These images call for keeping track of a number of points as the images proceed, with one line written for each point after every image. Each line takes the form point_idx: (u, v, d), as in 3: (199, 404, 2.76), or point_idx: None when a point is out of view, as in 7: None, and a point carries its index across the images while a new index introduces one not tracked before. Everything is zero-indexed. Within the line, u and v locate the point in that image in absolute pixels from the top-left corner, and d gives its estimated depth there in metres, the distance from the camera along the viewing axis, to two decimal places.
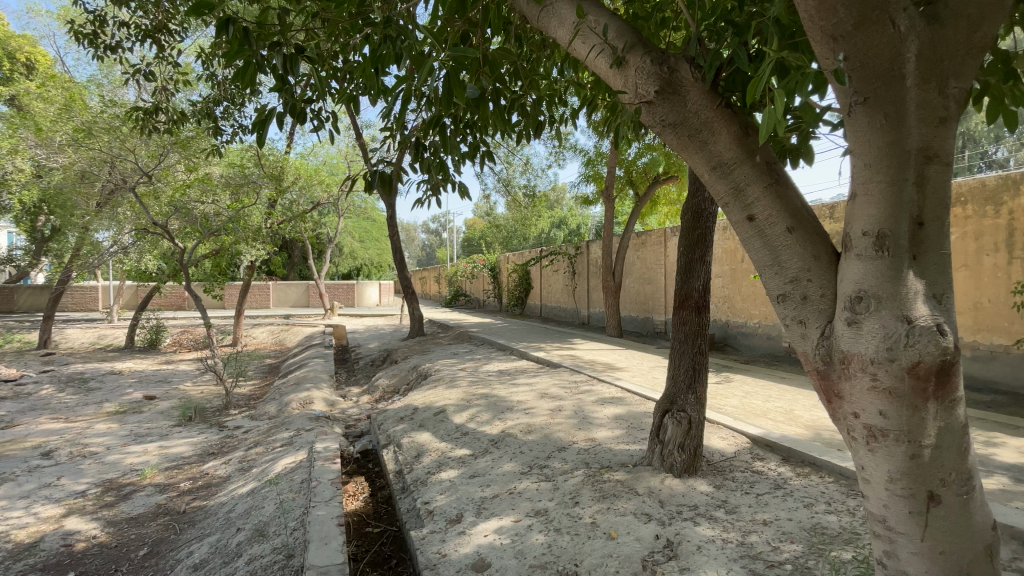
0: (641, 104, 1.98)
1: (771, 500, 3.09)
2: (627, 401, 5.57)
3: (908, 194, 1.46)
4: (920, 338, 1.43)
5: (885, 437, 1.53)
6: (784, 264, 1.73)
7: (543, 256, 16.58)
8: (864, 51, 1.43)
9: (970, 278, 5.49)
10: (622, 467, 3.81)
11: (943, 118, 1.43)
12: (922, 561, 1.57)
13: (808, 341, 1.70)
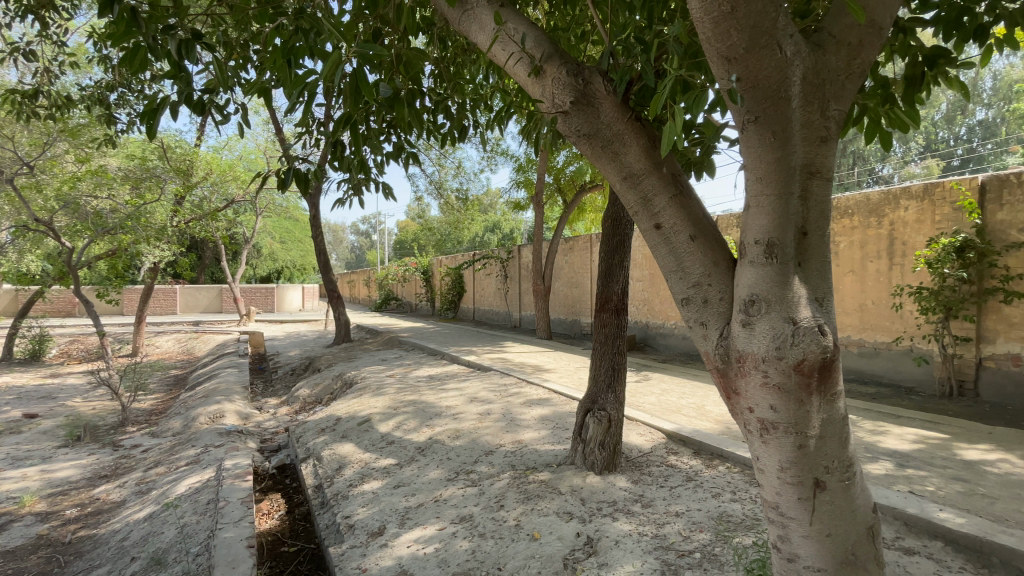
0: (558, 113, 2.04)
1: (683, 492, 3.27)
2: (554, 402, 5.67)
3: (794, 206, 1.61)
4: (804, 338, 1.57)
5: (776, 429, 1.67)
6: (687, 270, 1.86)
7: (475, 259, 16.54)
8: (755, 73, 1.53)
9: (856, 282, 6.14)
10: (547, 467, 3.88)
11: (823, 138, 1.59)
12: (810, 542, 1.72)
13: (709, 342, 1.83)
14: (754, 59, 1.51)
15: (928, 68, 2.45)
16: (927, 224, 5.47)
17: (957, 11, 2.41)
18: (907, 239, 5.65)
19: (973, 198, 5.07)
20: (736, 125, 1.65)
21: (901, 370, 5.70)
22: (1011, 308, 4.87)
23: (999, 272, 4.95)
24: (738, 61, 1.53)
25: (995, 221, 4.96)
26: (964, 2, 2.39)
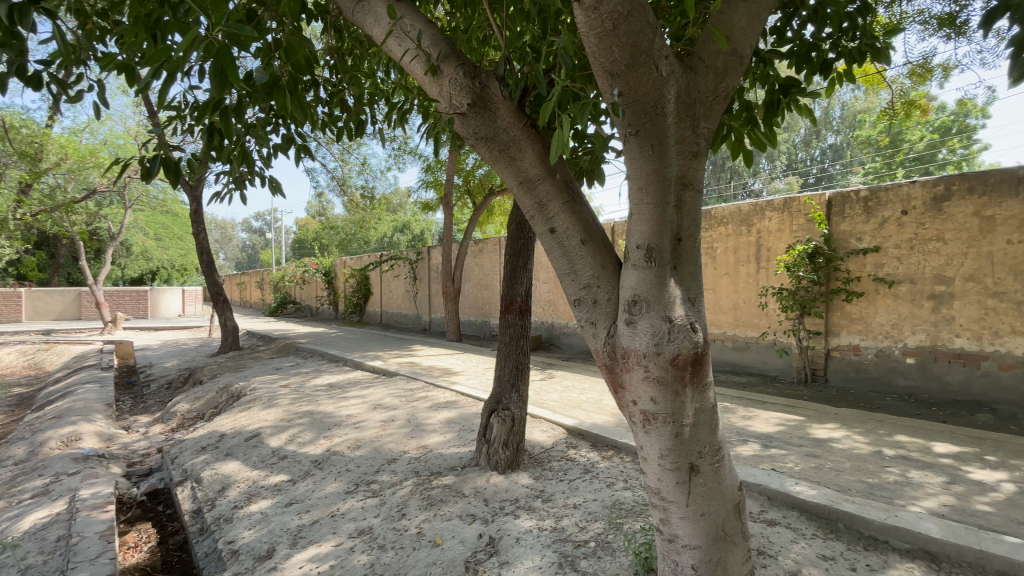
0: (455, 115, 2.03)
1: (581, 484, 3.42)
2: (460, 405, 5.65)
3: (670, 214, 1.75)
4: (679, 334, 1.71)
5: (656, 419, 1.80)
6: (579, 272, 1.95)
7: (381, 260, 15.98)
8: (635, 89, 1.64)
9: (731, 283, 6.84)
10: (451, 471, 3.85)
11: (694, 152, 1.75)
12: (687, 522, 1.88)
13: (598, 340, 1.94)
14: (634, 76, 1.62)
15: (783, 96, 2.78)
16: (787, 233, 6.24)
17: (805, 47, 2.76)
18: (771, 246, 6.41)
19: (822, 210, 5.88)
20: (619, 136, 1.76)
21: (767, 361, 6.44)
22: (850, 306, 5.72)
23: (842, 275, 5.79)
24: (620, 77, 1.63)
25: (838, 231, 5.78)
26: (812, 40, 2.75)
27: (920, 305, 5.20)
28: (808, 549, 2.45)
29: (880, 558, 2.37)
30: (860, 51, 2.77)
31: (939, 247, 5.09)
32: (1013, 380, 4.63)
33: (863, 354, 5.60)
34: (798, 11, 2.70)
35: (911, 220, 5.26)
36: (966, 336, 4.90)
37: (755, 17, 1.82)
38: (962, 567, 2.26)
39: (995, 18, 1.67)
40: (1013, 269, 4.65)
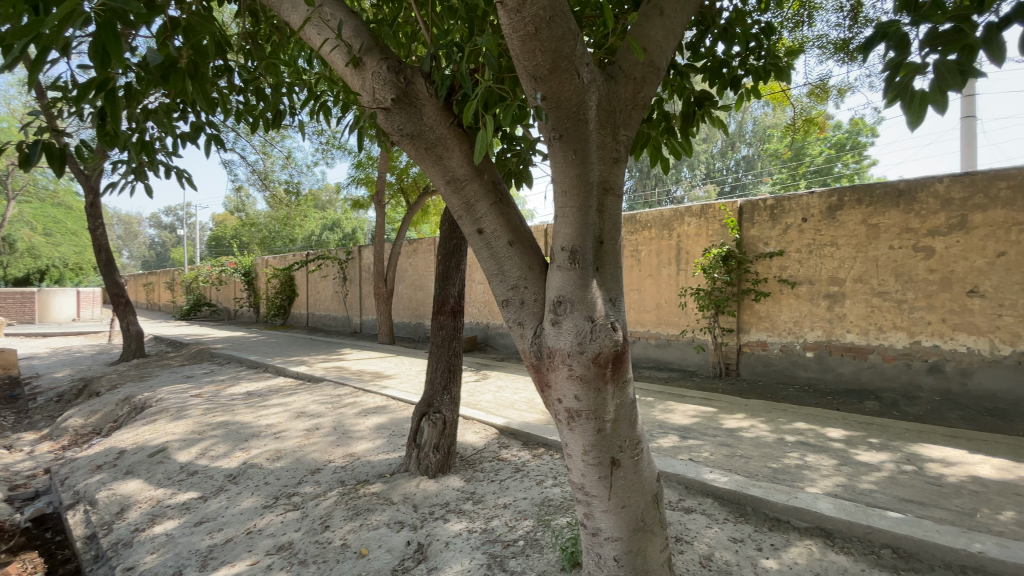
0: (379, 110, 1.98)
1: (512, 484, 3.44)
2: (390, 409, 5.50)
3: (592, 218, 1.81)
4: (600, 333, 1.76)
5: (580, 416, 1.84)
6: (506, 274, 1.96)
7: (308, 260, 15.21)
8: (557, 94, 1.67)
9: (654, 284, 7.19)
10: (379, 478, 3.74)
11: (615, 159, 1.82)
12: (609, 515, 1.95)
13: (525, 340, 1.96)
14: (556, 81, 1.65)
15: (698, 108, 2.95)
16: (704, 237, 6.66)
17: (717, 63, 2.96)
18: (689, 249, 6.81)
19: (734, 217, 6.34)
20: (544, 140, 1.78)
21: (687, 357, 6.83)
22: (759, 305, 6.21)
23: (751, 276, 6.27)
24: (542, 81, 1.65)
25: (748, 236, 6.25)
26: (722, 57, 2.95)
27: (817, 304, 5.74)
28: (720, 533, 2.61)
29: (783, 537, 2.57)
30: (764, 69, 3.00)
31: (833, 251, 5.63)
32: (893, 370, 5.23)
33: (770, 349, 6.09)
34: (710, 29, 2.89)
35: (810, 227, 5.79)
36: (855, 332, 5.48)
37: (671, 31, 1.91)
38: (852, 542, 2.49)
39: (872, 44, 1.85)
40: (893, 272, 5.24)
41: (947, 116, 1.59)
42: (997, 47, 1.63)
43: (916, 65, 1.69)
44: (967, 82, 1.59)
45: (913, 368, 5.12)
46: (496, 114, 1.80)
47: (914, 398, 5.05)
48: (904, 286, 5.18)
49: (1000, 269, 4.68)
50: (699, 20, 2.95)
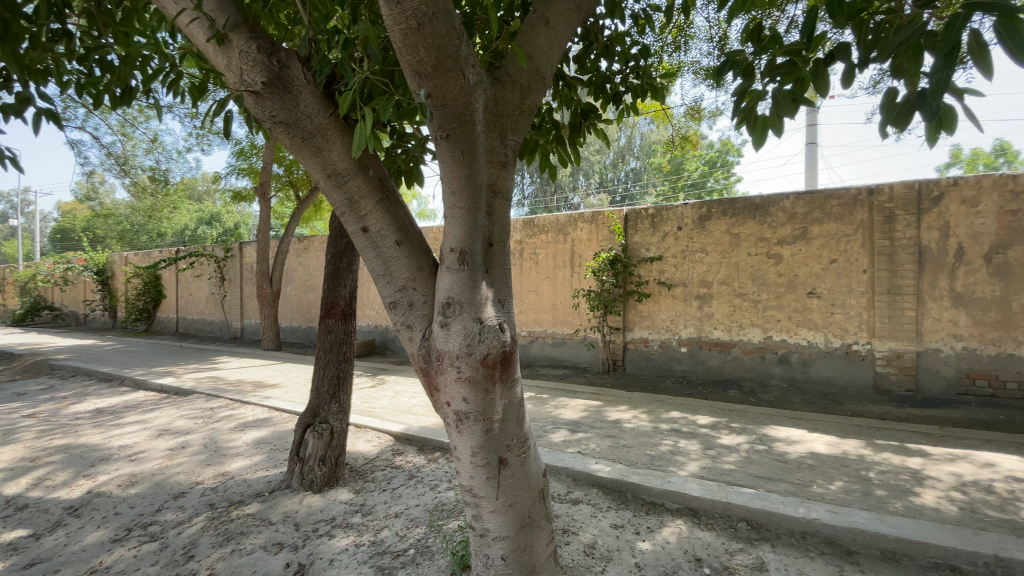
0: (248, 93, 1.84)
1: (404, 492, 3.34)
2: (273, 421, 5.08)
3: (481, 220, 1.82)
4: (488, 335, 1.76)
5: (468, 418, 1.84)
6: (393, 274, 1.89)
7: (178, 258, 13.52)
8: (443, 92, 1.65)
9: (550, 286, 7.45)
10: (256, 497, 3.42)
11: (503, 163, 1.84)
12: (497, 514, 1.97)
13: (413, 343, 1.91)
14: (440, 79, 1.63)
15: (584, 119, 3.10)
16: (595, 242, 7.05)
17: (600, 79, 3.14)
18: (582, 252, 7.17)
19: (621, 224, 6.80)
20: (431, 138, 1.76)
21: (579, 354, 7.18)
22: (642, 305, 6.71)
23: (635, 279, 6.76)
24: (426, 78, 1.63)
25: (633, 242, 6.74)
26: (605, 73, 3.14)
27: (690, 304, 6.34)
28: (603, 521, 2.77)
29: (657, 519, 2.79)
30: (642, 87, 3.25)
31: (703, 257, 6.27)
32: (750, 362, 5.95)
33: (651, 345, 6.62)
34: (593, 45, 3.06)
35: (684, 235, 6.39)
36: (721, 328, 6.15)
37: (556, 42, 1.98)
38: (714, 517, 2.77)
39: (724, 71, 2.09)
40: (749, 275, 5.97)
41: (782, 138, 1.84)
42: (822, 80, 1.90)
43: (759, 91, 1.93)
44: (797, 109, 1.85)
45: (766, 359, 5.87)
46: (377, 107, 1.75)
47: (767, 385, 5.80)
48: (759, 288, 5.91)
49: (830, 274, 5.53)
50: (583, 36, 3.11)
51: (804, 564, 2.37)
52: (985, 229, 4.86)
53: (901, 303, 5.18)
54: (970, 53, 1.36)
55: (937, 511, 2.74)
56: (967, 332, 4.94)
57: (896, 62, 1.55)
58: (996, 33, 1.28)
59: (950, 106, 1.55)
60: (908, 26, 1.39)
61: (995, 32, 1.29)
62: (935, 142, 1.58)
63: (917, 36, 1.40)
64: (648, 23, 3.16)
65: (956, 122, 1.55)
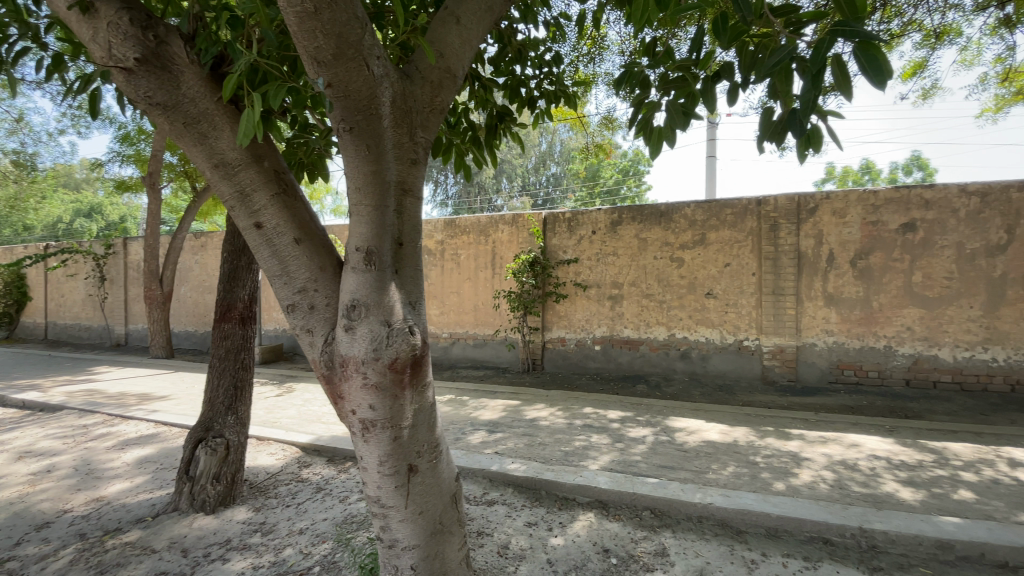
0: (118, 70, 1.67)
1: (310, 506, 3.14)
2: (161, 437, 4.57)
3: (389, 218, 1.75)
4: (397, 338, 1.69)
5: (375, 426, 1.76)
6: (291, 275, 1.78)
7: (45, 254, 11.76)
8: (344, 83, 1.56)
9: (471, 287, 7.42)
10: (136, 523, 3.05)
11: (413, 160, 1.79)
12: (406, 523, 1.90)
13: (315, 349, 1.80)
14: (342, 68, 1.54)
15: (499, 121, 3.11)
16: (515, 243, 7.12)
17: (515, 82, 3.17)
18: (502, 254, 7.20)
19: (539, 226, 6.93)
20: (333, 130, 1.66)
21: (500, 355, 7.22)
22: (559, 305, 6.89)
23: (553, 280, 6.91)
24: (326, 66, 1.53)
25: (551, 244, 6.90)
26: (520, 77, 3.17)
27: (604, 304, 6.61)
28: (517, 520, 2.79)
29: (570, 514, 2.86)
30: (555, 94, 3.32)
31: (615, 260, 6.56)
32: (657, 358, 6.33)
33: (567, 344, 6.82)
34: (507, 48, 3.08)
35: (599, 238, 6.65)
36: (631, 327, 6.47)
37: (468, 41, 1.94)
38: (622, 508, 2.90)
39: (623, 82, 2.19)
40: (656, 277, 6.34)
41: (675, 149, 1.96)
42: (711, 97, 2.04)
43: (654, 104, 2.04)
44: (687, 122, 1.97)
45: (670, 355, 6.27)
46: (266, 94, 1.66)
47: (671, 379, 6.20)
48: (664, 289, 6.30)
49: (725, 276, 6.03)
50: (498, 39, 3.12)
51: (701, 546, 2.54)
52: (851, 237, 5.54)
53: (784, 303, 5.76)
54: (833, 78, 1.51)
55: (812, 489, 3.07)
56: (837, 328, 5.60)
57: (772, 84, 1.68)
58: (855, 58, 1.43)
59: (816, 126, 1.72)
60: (781, 49, 1.52)
61: (854, 56, 1.44)
62: (805, 159, 1.74)
63: (789, 59, 1.53)
64: (560, 31, 3.23)
65: (821, 142, 1.72)
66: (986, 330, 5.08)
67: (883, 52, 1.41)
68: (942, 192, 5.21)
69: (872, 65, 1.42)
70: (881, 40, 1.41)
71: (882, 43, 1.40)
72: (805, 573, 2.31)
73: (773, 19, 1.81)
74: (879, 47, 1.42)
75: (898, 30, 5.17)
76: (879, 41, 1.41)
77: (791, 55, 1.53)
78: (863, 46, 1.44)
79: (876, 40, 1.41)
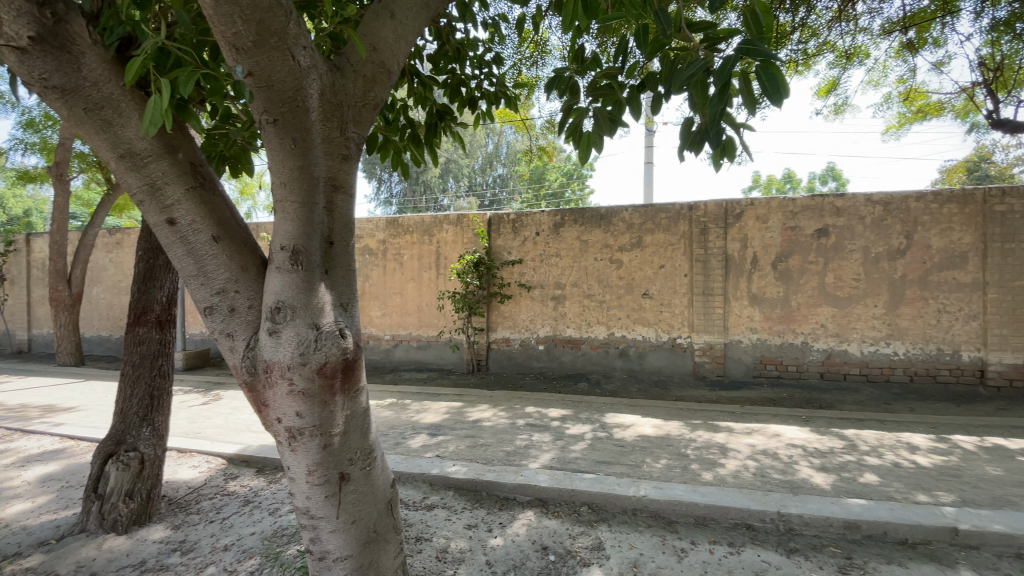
0: (6, 47, 1.51)
1: (237, 521, 2.96)
2: (67, 452, 4.15)
3: (319, 216, 1.68)
4: (326, 342, 1.62)
5: (302, 434, 1.67)
6: (209, 275, 1.69)
7: None
8: (267, 72, 1.49)
9: (414, 288, 7.27)
10: (37, 547, 2.75)
11: (344, 156, 1.72)
12: (337, 534, 1.82)
13: (236, 354, 1.70)
14: (263, 57, 1.47)
15: (439, 120, 3.06)
16: (460, 244, 7.05)
17: (455, 81, 3.13)
18: (446, 254, 7.12)
19: (484, 227, 6.90)
20: (255, 121, 1.58)
21: (444, 357, 7.15)
22: (504, 306, 6.90)
23: (498, 281, 6.92)
24: (246, 54, 1.46)
25: (495, 245, 6.90)
26: (460, 76, 3.13)
27: (547, 305, 6.70)
28: (457, 523, 2.76)
29: (510, 514, 2.86)
30: (496, 95, 3.32)
31: (557, 261, 6.67)
32: (598, 356, 6.50)
33: (512, 344, 6.85)
34: (446, 47, 3.06)
35: (542, 239, 6.73)
36: (573, 327, 6.60)
37: (403, 37, 1.89)
38: (561, 505, 2.94)
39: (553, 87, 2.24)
40: (596, 278, 6.51)
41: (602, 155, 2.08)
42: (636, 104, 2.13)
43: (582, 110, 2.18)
44: (614, 129, 2.10)
45: (610, 353, 6.46)
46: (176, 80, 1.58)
47: (611, 376, 6.39)
48: (604, 290, 6.47)
49: (661, 277, 6.28)
50: (436, 37, 3.09)
51: (635, 538, 2.62)
52: (772, 241, 5.93)
53: (714, 302, 6.08)
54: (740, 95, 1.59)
55: (737, 478, 3.25)
56: (760, 326, 5.98)
57: (690, 95, 1.75)
58: (757, 76, 1.52)
59: (730, 137, 1.80)
60: (694, 62, 1.59)
61: (757, 74, 1.52)
62: (721, 167, 1.84)
63: (701, 73, 1.62)
64: (499, 32, 3.23)
65: (735, 151, 1.82)
66: (888, 327, 5.60)
67: (781, 73, 1.50)
68: (851, 201, 5.70)
69: (772, 84, 1.51)
70: (781, 61, 1.50)
71: (781, 64, 1.49)
72: (729, 558, 2.44)
73: (690, 33, 1.92)
74: (778, 68, 1.51)
75: (814, 50, 5.60)
76: (779, 62, 1.50)
77: (704, 68, 1.61)
78: (766, 65, 1.53)
79: (777, 61, 1.49)
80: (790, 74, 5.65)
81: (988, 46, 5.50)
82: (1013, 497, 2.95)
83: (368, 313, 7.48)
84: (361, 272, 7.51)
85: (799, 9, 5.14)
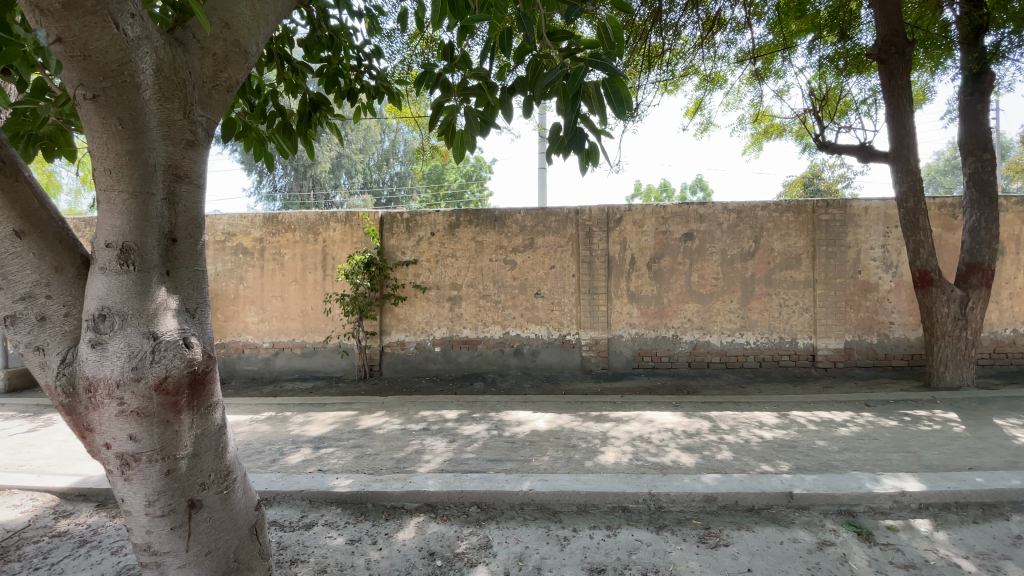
0: None
1: (69, 565, 2.51)
2: None
3: (156, 208, 1.47)
4: (165, 353, 1.42)
5: (139, 460, 1.45)
6: (11, 279, 1.41)
7: None
8: (81, 40, 1.30)
9: (298, 291, 6.75)
10: None
11: (189, 142, 1.53)
12: (188, 569, 1.60)
13: (48, 371, 1.44)
14: (76, 22, 1.28)
15: (313, 110, 2.86)
16: (349, 243, 6.68)
17: (333, 71, 3.01)
18: (334, 254, 6.71)
19: (375, 226, 6.62)
20: (70, 96, 1.38)
21: (332, 363, 6.76)
22: (398, 308, 6.68)
23: (391, 283, 6.68)
24: (54, 17, 1.27)
25: (388, 245, 6.65)
26: (337, 66, 3.01)
27: (443, 306, 6.63)
28: (338, 539, 2.60)
29: (396, 523, 2.77)
30: (379, 89, 3.21)
31: (453, 262, 6.63)
32: (493, 355, 6.58)
33: (407, 348, 6.66)
34: (319, 33, 2.90)
35: (437, 240, 6.64)
36: (469, 327, 6.60)
37: (263, 15, 1.70)
38: (450, 507, 2.92)
39: (425, 81, 2.31)
40: (490, 279, 6.57)
41: (474, 152, 2.35)
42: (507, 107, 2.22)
43: (453, 107, 2.34)
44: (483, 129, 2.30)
45: (505, 352, 6.57)
46: None
47: (506, 375, 6.50)
48: (499, 290, 6.56)
49: (551, 278, 6.53)
50: (309, 21, 2.93)
51: (521, 532, 2.68)
52: (647, 244, 6.44)
53: (598, 301, 6.45)
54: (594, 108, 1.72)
55: (616, 464, 3.47)
56: (638, 321, 6.48)
57: (557, 105, 1.87)
58: (606, 87, 1.67)
59: (594, 145, 1.90)
60: (554, 70, 1.74)
61: (605, 86, 1.67)
62: (585, 172, 1.92)
63: (560, 79, 1.75)
64: (378, 24, 3.12)
65: (599, 158, 1.90)
66: (741, 319, 6.37)
67: (624, 87, 1.65)
68: (711, 208, 6.40)
69: (618, 95, 1.66)
70: (625, 77, 1.65)
71: (625, 79, 1.64)
72: (607, 540, 2.59)
73: (552, 44, 2.08)
74: (623, 83, 1.66)
75: (682, 70, 6.19)
76: (622, 77, 1.64)
77: (563, 76, 1.74)
78: (614, 77, 1.67)
79: (622, 75, 1.64)
80: (664, 91, 6.18)
81: (816, 79, 6.51)
82: (834, 461, 3.50)
83: (243, 319, 6.80)
84: (234, 273, 6.80)
85: (669, 32, 5.65)
